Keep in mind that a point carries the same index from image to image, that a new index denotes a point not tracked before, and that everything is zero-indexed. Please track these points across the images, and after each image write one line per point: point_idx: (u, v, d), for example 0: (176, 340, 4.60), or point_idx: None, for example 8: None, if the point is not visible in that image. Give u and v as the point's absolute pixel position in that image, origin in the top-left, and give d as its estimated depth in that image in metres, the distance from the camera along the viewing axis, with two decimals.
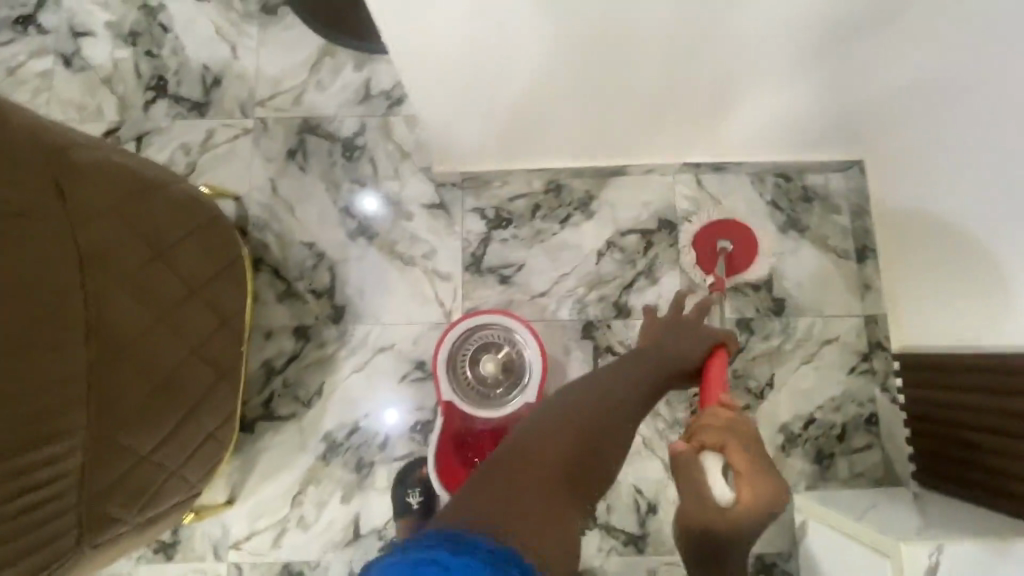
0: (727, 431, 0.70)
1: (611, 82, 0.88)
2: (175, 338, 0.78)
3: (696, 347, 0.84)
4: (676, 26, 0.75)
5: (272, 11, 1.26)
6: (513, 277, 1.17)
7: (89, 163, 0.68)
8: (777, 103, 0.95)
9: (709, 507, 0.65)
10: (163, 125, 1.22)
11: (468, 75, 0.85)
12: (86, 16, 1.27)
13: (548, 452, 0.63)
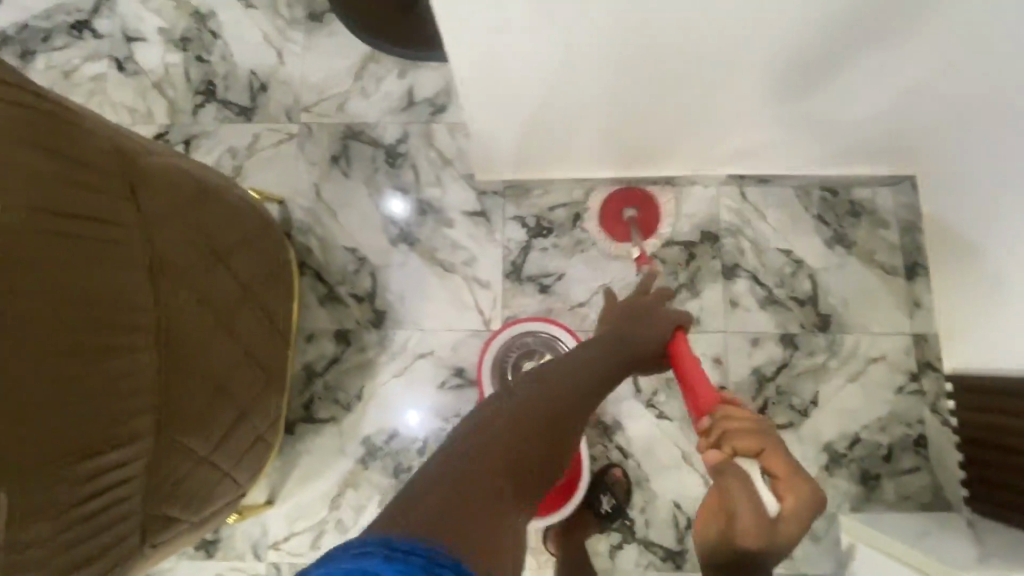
0: (757, 433, 0.63)
1: (670, 91, 0.87)
2: (232, 343, 0.78)
3: (654, 338, 0.84)
4: (746, 35, 0.73)
5: (318, 18, 1.28)
6: (553, 287, 1.17)
7: (162, 170, 0.69)
8: (835, 114, 0.93)
9: (763, 529, 0.55)
10: (211, 128, 1.24)
11: (528, 82, 0.84)
12: (139, 22, 1.30)
13: (495, 450, 0.60)
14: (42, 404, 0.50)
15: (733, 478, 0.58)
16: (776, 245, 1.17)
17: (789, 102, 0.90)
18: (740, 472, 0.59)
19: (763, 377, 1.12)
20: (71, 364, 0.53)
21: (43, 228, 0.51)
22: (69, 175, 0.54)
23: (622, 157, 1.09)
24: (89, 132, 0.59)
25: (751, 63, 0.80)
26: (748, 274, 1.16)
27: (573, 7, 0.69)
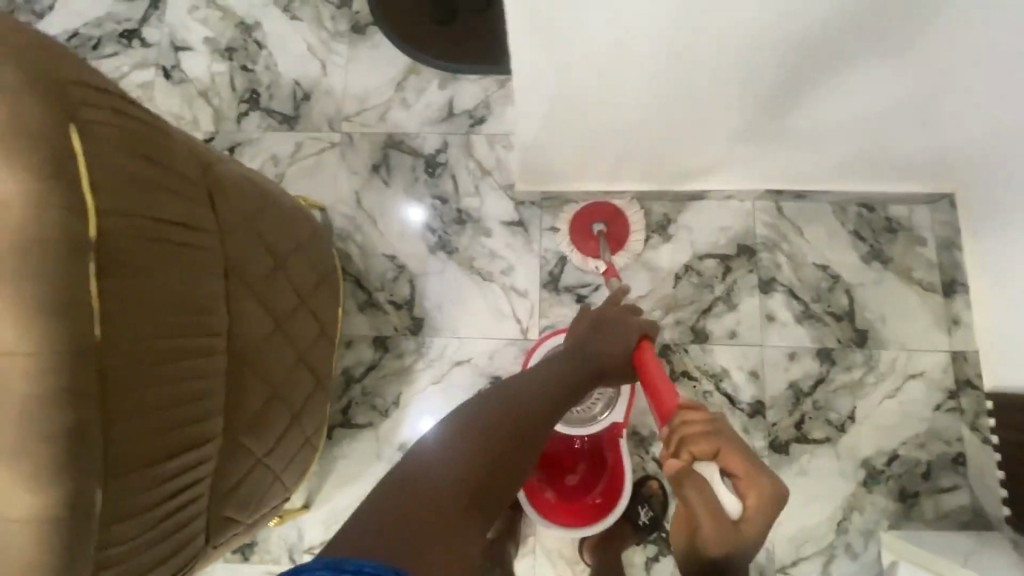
0: (714, 434, 0.62)
1: (729, 102, 0.88)
2: (288, 347, 0.79)
3: (618, 349, 0.87)
4: (808, 48, 0.75)
5: (361, 30, 1.31)
6: (590, 297, 1.18)
7: (231, 179, 0.71)
8: (883, 126, 0.95)
9: (725, 534, 0.58)
10: (255, 136, 1.27)
11: (589, 92, 0.86)
12: (186, 31, 1.33)
13: (447, 478, 0.64)
14: (148, 403, 0.51)
15: (696, 492, 0.59)
16: (812, 259, 1.17)
17: (840, 113, 0.91)
18: (699, 483, 0.60)
19: (800, 391, 1.12)
20: (169, 367, 0.53)
21: (147, 230, 0.51)
22: (166, 180, 0.55)
23: (665, 169, 1.10)
24: (172, 138, 0.60)
25: (818, 71, 0.81)
26: (784, 288, 1.16)
27: (646, 24, 0.72)
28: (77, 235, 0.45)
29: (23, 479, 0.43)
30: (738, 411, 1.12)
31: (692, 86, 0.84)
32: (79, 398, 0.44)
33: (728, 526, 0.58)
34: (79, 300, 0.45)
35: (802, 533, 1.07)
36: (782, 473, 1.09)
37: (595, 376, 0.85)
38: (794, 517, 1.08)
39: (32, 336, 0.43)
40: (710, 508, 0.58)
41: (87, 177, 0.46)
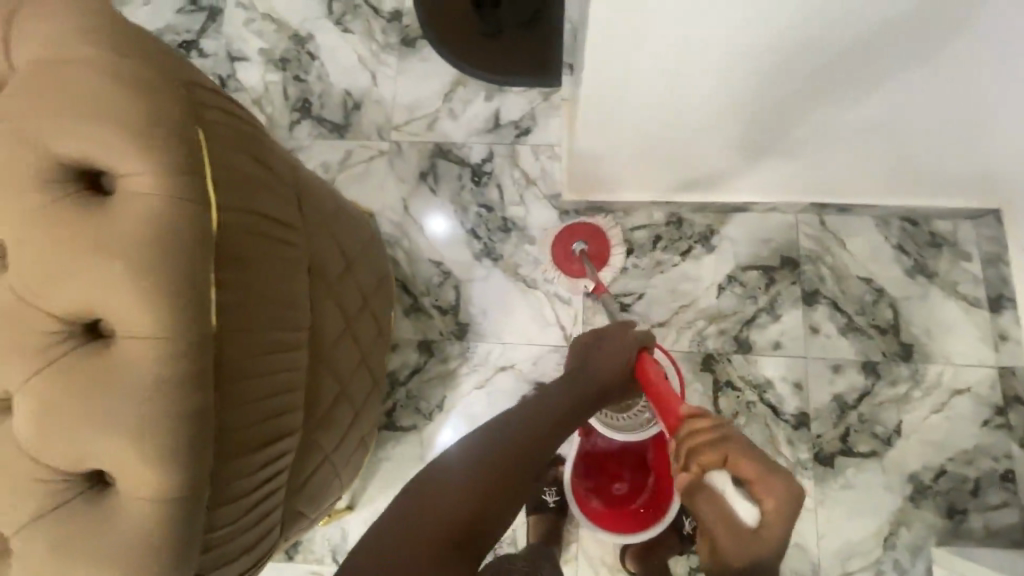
0: (721, 443, 0.65)
1: (785, 115, 0.91)
2: (353, 348, 0.81)
3: (617, 363, 0.89)
4: (874, 57, 0.77)
5: (411, 43, 1.35)
6: (633, 306, 1.19)
7: (310, 181, 0.73)
8: (937, 137, 0.96)
9: (745, 538, 0.61)
10: (306, 143, 1.31)
11: (653, 103, 0.89)
12: (242, 43, 1.38)
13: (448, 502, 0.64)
14: (254, 389, 0.52)
15: (710, 502, 0.64)
16: (856, 273, 1.18)
17: (897, 123, 0.93)
18: (710, 492, 0.64)
19: (845, 404, 1.12)
20: (274, 358, 0.54)
21: (258, 224, 0.53)
22: (272, 179, 0.58)
23: (713, 182, 1.12)
24: (270, 139, 0.63)
25: (872, 82, 0.83)
26: (828, 301, 1.17)
27: (719, 39, 0.74)
28: (200, 227, 0.48)
29: (145, 457, 0.46)
30: (783, 422, 1.12)
31: (746, 100, 0.87)
32: (196, 383, 0.47)
33: (746, 531, 0.61)
34: (201, 290, 0.47)
35: (848, 547, 1.06)
36: (827, 486, 1.09)
37: (598, 397, 0.86)
38: (840, 531, 1.07)
39: (158, 323, 0.46)
40: (723, 517, 0.62)
41: (209, 172, 0.49)
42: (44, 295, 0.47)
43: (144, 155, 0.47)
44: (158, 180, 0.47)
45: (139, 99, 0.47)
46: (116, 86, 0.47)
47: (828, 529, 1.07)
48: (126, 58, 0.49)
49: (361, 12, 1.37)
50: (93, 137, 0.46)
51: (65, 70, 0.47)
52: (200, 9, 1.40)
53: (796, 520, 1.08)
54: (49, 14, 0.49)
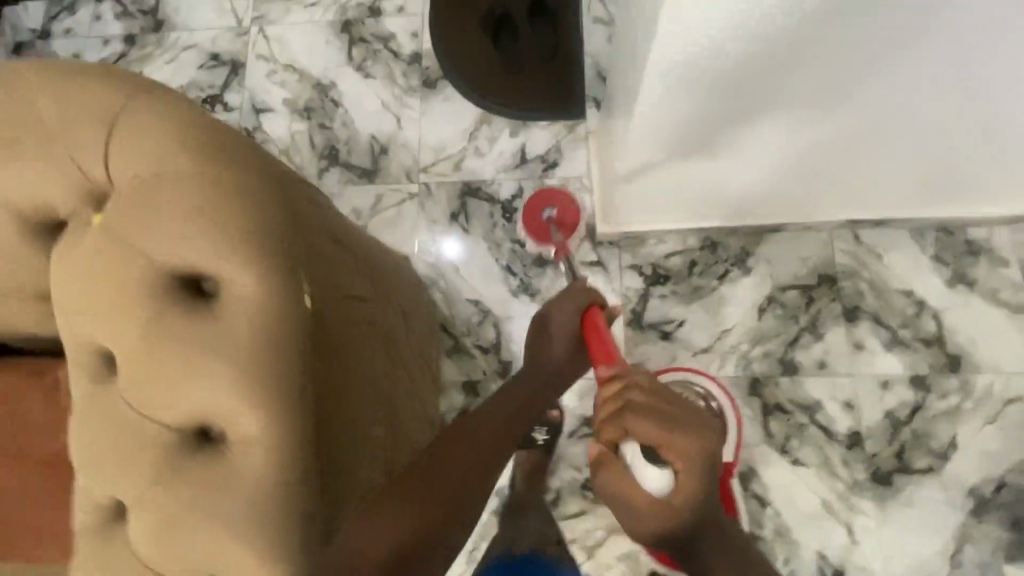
0: (623, 412, 0.61)
1: (821, 133, 0.92)
2: (416, 400, 0.87)
3: (563, 346, 0.79)
4: (919, 66, 0.78)
5: (432, 84, 1.37)
6: (674, 333, 1.19)
7: (370, 250, 0.79)
8: (974, 147, 0.97)
9: (659, 507, 0.59)
10: (336, 191, 1.32)
11: (694, 132, 0.90)
12: (265, 94, 1.40)
13: (381, 529, 0.57)
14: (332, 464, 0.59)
15: (617, 477, 0.61)
16: (896, 286, 1.18)
17: (933, 134, 0.94)
18: (615, 464, 0.61)
19: (898, 420, 1.11)
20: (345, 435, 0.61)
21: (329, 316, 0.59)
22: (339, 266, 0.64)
23: (745, 205, 1.14)
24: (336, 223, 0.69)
25: (914, 92, 0.84)
26: (870, 316, 1.17)
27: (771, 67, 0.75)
28: (291, 310, 0.54)
29: (260, 521, 0.53)
30: (836, 443, 1.11)
31: (747, 115, 0.86)
32: (300, 448, 0.54)
33: (659, 499, 0.59)
34: (296, 367, 0.54)
35: (915, 568, 1.05)
36: (887, 504, 1.08)
37: (531, 400, 0.76)
38: (904, 551, 1.06)
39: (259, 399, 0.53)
40: (636, 491, 0.59)
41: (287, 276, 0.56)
42: (157, 387, 0.54)
43: (234, 263, 0.53)
44: (253, 275, 0.54)
45: (229, 205, 0.55)
46: (210, 195, 0.55)
47: (892, 550, 1.06)
48: (211, 173, 0.56)
49: (381, 57, 1.39)
50: (190, 251, 0.54)
51: (163, 184, 0.55)
52: (222, 64, 1.42)
53: (859, 542, 1.07)
54: (145, 127, 0.57)
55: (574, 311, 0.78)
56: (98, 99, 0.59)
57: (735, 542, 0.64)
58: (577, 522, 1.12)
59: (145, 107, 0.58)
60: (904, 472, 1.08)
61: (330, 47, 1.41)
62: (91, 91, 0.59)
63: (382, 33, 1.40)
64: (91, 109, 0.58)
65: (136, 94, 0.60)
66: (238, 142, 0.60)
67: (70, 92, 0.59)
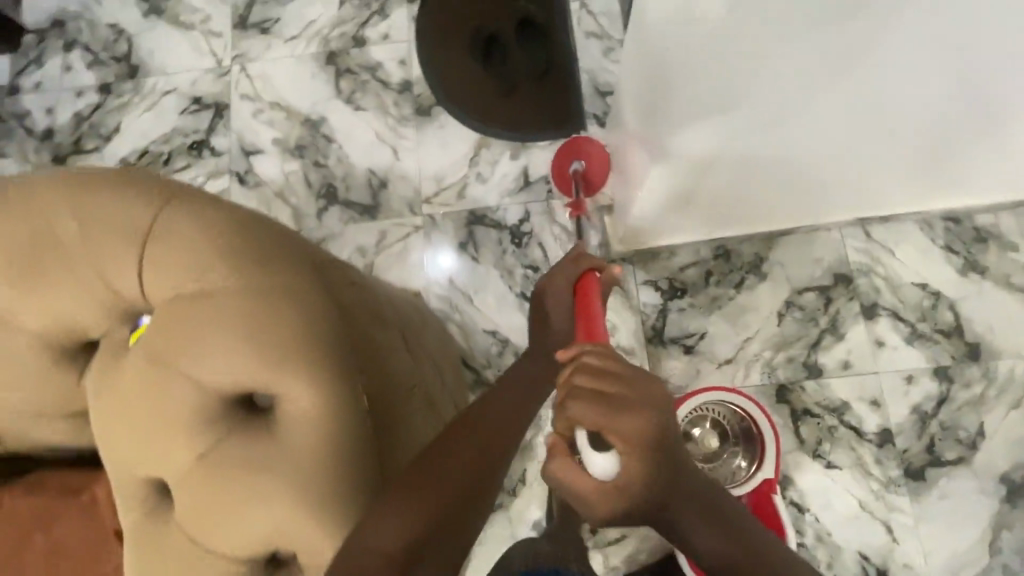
0: (565, 400, 0.55)
1: (836, 154, 0.90)
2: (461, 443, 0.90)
3: (565, 325, 0.79)
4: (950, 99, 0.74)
5: (426, 112, 1.33)
6: (696, 346, 1.18)
7: (397, 304, 0.82)
8: (997, 160, 0.94)
9: (607, 492, 0.54)
10: (338, 230, 1.28)
11: (707, 137, 0.87)
12: (254, 135, 1.35)
13: (396, 509, 0.60)
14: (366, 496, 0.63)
15: (565, 466, 0.56)
16: (910, 279, 1.18)
17: (960, 149, 0.90)
18: (566, 453, 0.57)
19: (925, 414, 1.12)
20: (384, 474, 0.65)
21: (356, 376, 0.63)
22: (362, 325, 0.67)
23: (755, 215, 1.11)
24: (357, 283, 0.73)
25: (941, 121, 0.80)
26: (888, 312, 1.17)
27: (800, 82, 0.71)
28: (326, 382, 0.60)
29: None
30: (868, 443, 1.12)
31: (744, 125, 0.83)
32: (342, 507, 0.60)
33: (605, 484, 0.54)
34: (334, 443, 0.60)
35: (955, 560, 1.06)
36: (923, 499, 1.09)
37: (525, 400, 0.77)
38: (943, 543, 1.07)
39: (313, 492, 0.59)
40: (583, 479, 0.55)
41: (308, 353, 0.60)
42: (208, 496, 0.60)
43: (259, 366, 0.59)
44: (298, 377, 0.59)
45: (267, 315, 0.60)
46: (247, 308, 0.60)
47: (932, 544, 1.07)
48: (240, 279, 0.62)
49: (370, 87, 1.35)
50: (228, 365, 0.59)
51: (202, 302, 0.61)
52: (205, 106, 1.38)
53: (899, 540, 1.07)
54: (177, 246, 0.62)
55: (566, 286, 0.77)
56: (125, 220, 0.63)
57: (694, 502, 0.60)
58: (617, 547, 1.11)
59: (176, 224, 0.64)
60: (936, 464, 1.10)
61: (316, 81, 1.37)
62: (119, 211, 0.64)
63: (369, 62, 1.36)
64: (121, 230, 0.63)
65: (163, 208, 0.64)
66: (255, 235, 0.65)
67: (99, 213, 0.63)
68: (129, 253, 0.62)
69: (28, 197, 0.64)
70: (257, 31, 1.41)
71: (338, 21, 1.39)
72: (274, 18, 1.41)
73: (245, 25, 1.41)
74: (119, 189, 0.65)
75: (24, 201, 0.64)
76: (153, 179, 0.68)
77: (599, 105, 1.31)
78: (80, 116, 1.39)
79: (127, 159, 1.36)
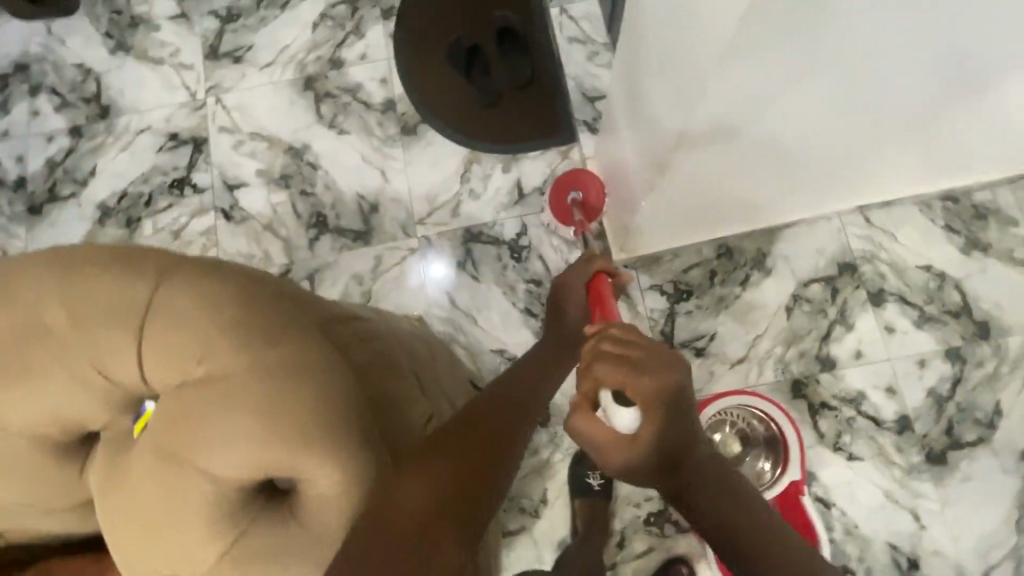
0: (592, 361, 0.54)
1: (840, 150, 0.87)
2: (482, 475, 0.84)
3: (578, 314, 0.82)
4: (952, 89, 0.71)
5: (412, 130, 1.30)
6: (707, 348, 1.16)
7: (398, 337, 0.78)
8: (974, 145, 0.95)
9: (630, 454, 0.52)
10: (332, 260, 1.25)
11: (709, 157, 0.83)
12: (237, 168, 1.31)
13: (403, 499, 0.53)
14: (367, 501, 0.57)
15: (588, 422, 0.53)
16: (913, 262, 1.18)
17: (948, 138, 0.90)
18: (590, 409, 0.54)
19: (941, 397, 1.11)
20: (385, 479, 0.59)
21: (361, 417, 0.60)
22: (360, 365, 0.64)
23: (754, 216, 1.09)
24: (348, 321, 0.69)
25: (942, 110, 0.77)
26: (895, 297, 1.16)
27: (804, 92, 0.68)
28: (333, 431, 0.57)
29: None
30: (887, 431, 1.11)
31: (749, 140, 0.79)
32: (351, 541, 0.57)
33: (625, 444, 0.52)
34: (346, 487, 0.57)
35: (985, 541, 1.06)
36: (947, 483, 1.08)
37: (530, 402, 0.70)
38: (971, 525, 1.06)
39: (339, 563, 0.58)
40: (607, 440, 0.53)
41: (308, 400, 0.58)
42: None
43: (261, 428, 0.56)
44: (315, 456, 0.56)
45: (279, 395, 0.57)
46: (257, 390, 0.57)
47: (960, 528, 1.06)
48: (240, 346, 0.58)
49: (352, 109, 1.32)
50: (232, 431, 0.56)
51: (209, 387, 0.57)
52: (182, 143, 1.33)
53: (927, 526, 1.07)
54: (177, 327, 0.59)
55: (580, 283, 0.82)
56: (121, 303, 0.60)
57: (714, 472, 0.53)
58: (646, 559, 1.10)
59: (174, 303, 0.60)
60: (956, 445, 1.09)
61: (295, 107, 1.33)
62: (112, 292, 0.60)
63: (348, 84, 1.33)
64: (117, 315, 0.60)
65: (159, 285, 0.61)
66: (249, 294, 0.62)
67: (91, 297, 0.60)
68: (127, 340, 0.59)
69: (13, 285, 0.61)
70: (230, 60, 1.36)
71: (312, 44, 1.35)
72: (246, 46, 1.37)
73: (216, 55, 1.37)
74: (110, 269, 0.61)
75: (9, 289, 0.61)
76: (144, 250, 0.64)
77: (589, 111, 1.25)
78: (52, 162, 1.34)
79: (105, 203, 1.31)
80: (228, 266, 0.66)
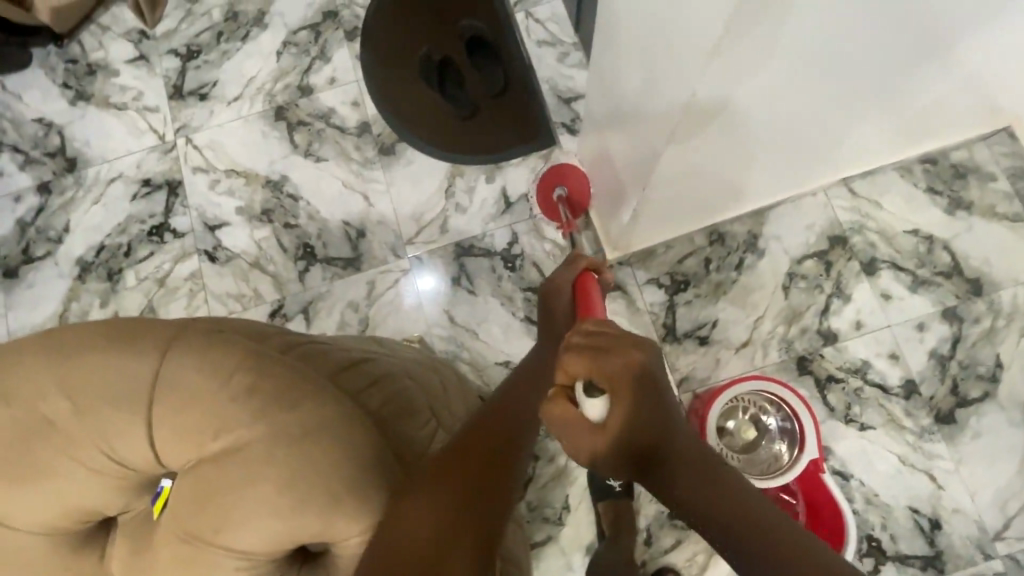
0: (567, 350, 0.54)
1: (825, 134, 0.89)
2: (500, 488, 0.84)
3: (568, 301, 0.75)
4: (926, 66, 0.75)
5: (390, 150, 1.28)
6: (711, 336, 1.17)
7: (405, 363, 0.77)
8: (942, 112, 0.97)
9: (599, 442, 0.51)
10: (324, 290, 1.23)
11: (701, 161, 0.84)
12: (215, 208, 1.28)
13: (415, 515, 0.53)
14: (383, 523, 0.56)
15: (560, 410, 0.53)
16: (901, 228, 1.19)
17: (912, 113, 0.93)
18: (565, 399, 0.54)
19: (943, 356, 1.13)
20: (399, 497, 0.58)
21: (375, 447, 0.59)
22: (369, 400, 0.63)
23: (741, 202, 1.10)
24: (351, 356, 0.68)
25: (917, 85, 0.81)
26: (888, 264, 1.18)
27: (798, 90, 0.69)
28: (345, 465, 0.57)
29: None
30: (894, 398, 1.12)
31: (744, 140, 0.79)
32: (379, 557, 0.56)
33: (592, 432, 0.51)
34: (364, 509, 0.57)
35: (1002, 494, 1.07)
36: (958, 442, 1.10)
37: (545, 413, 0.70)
38: (987, 481, 1.08)
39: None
40: (572, 425, 0.52)
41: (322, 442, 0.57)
42: None
43: (273, 477, 0.56)
44: (333, 493, 0.56)
45: (298, 465, 0.56)
46: (274, 463, 0.56)
47: (976, 484, 1.08)
48: (250, 403, 0.58)
49: (327, 135, 1.30)
50: (249, 486, 0.56)
51: (230, 456, 0.57)
52: (156, 188, 1.30)
53: (944, 487, 1.08)
54: (185, 400, 0.58)
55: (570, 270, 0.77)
56: (126, 383, 0.59)
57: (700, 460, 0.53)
58: (675, 553, 1.09)
59: (179, 375, 0.59)
60: (963, 404, 1.11)
61: (268, 140, 1.30)
62: (116, 374, 0.59)
63: (319, 109, 1.31)
64: (125, 397, 0.59)
65: (162, 360, 0.60)
66: (251, 352, 0.61)
67: (94, 381, 0.59)
68: (136, 424, 0.58)
69: (12, 375, 0.60)
70: (196, 99, 1.33)
71: (278, 73, 1.33)
72: (211, 81, 1.34)
73: (181, 94, 1.34)
74: (108, 349, 0.60)
75: (9, 382, 0.60)
76: (139, 324, 0.63)
77: (567, 112, 1.26)
78: (23, 223, 1.30)
79: (84, 258, 1.27)
80: (224, 325, 0.65)
